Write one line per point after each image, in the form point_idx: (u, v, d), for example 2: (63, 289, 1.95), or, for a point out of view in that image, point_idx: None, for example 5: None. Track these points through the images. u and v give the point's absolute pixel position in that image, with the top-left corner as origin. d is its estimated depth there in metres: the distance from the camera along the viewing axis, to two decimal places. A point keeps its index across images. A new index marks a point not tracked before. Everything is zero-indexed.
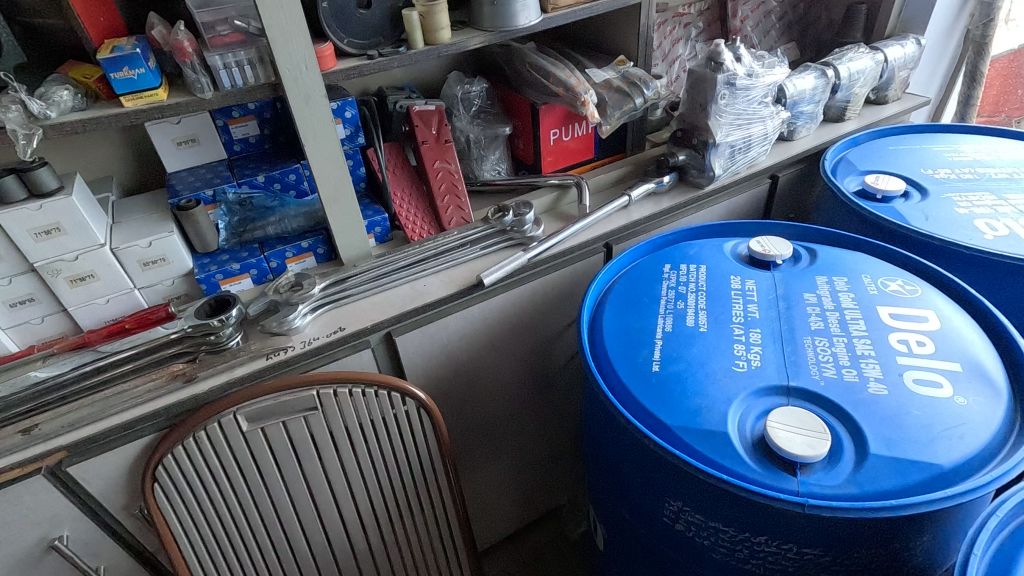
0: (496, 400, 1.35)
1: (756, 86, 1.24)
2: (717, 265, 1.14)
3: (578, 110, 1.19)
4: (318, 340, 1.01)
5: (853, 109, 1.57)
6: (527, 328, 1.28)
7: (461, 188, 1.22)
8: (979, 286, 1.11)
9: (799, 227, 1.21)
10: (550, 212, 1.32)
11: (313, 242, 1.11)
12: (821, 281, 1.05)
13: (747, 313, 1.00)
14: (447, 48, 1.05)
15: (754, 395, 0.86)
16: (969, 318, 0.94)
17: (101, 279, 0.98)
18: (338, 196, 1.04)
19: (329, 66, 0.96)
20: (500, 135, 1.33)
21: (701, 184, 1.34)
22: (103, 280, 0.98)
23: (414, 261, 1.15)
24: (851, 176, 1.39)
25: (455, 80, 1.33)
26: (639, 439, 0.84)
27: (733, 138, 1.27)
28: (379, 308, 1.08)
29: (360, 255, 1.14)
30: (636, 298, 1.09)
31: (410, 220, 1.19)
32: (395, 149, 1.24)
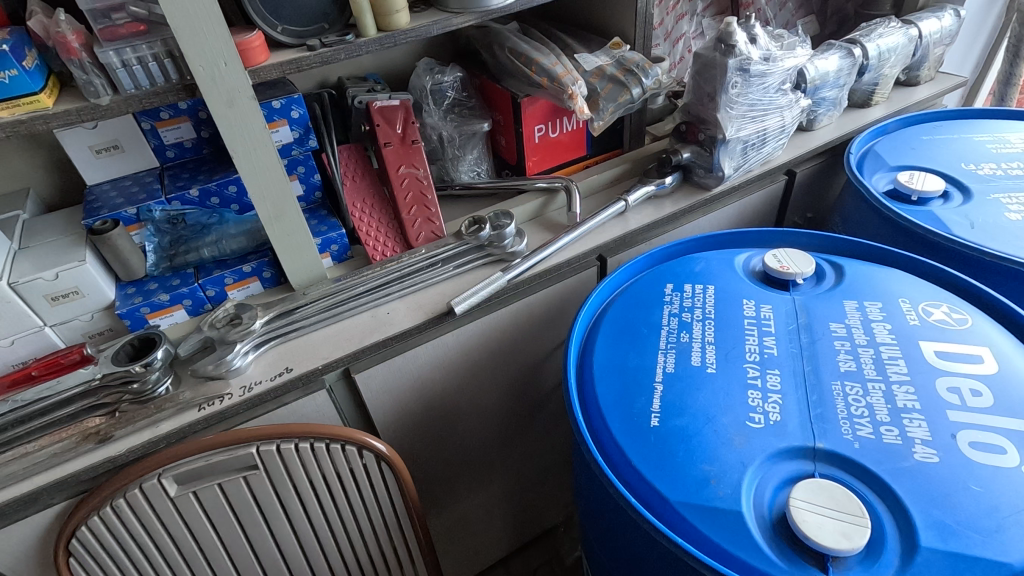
0: (477, 431, 1.21)
1: (773, 71, 1.06)
2: (728, 285, 0.98)
3: (565, 105, 1.02)
4: (260, 384, 0.87)
5: (880, 93, 1.39)
6: (510, 353, 1.13)
7: (430, 197, 1.04)
8: None
9: (821, 236, 1.05)
10: (535, 219, 1.16)
11: (257, 265, 0.96)
12: (851, 308, 0.89)
13: (763, 350, 0.85)
14: (406, 35, 0.87)
15: (774, 459, 0.71)
16: None
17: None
18: (281, 213, 0.88)
19: (260, 60, 0.79)
20: (478, 132, 1.16)
21: (708, 185, 1.17)
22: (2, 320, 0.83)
23: (375, 285, 0.98)
24: (880, 172, 1.21)
25: (425, 68, 1.15)
26: (635, 516, 0.70)
27: (746, 133, 1.10)
28: (334, 342, 0.93)
29: (313, 279, 0.98)
30: (632, 326, 0.93)
31: (370, 236, 1.03)
32: (356, 152, 1.07)
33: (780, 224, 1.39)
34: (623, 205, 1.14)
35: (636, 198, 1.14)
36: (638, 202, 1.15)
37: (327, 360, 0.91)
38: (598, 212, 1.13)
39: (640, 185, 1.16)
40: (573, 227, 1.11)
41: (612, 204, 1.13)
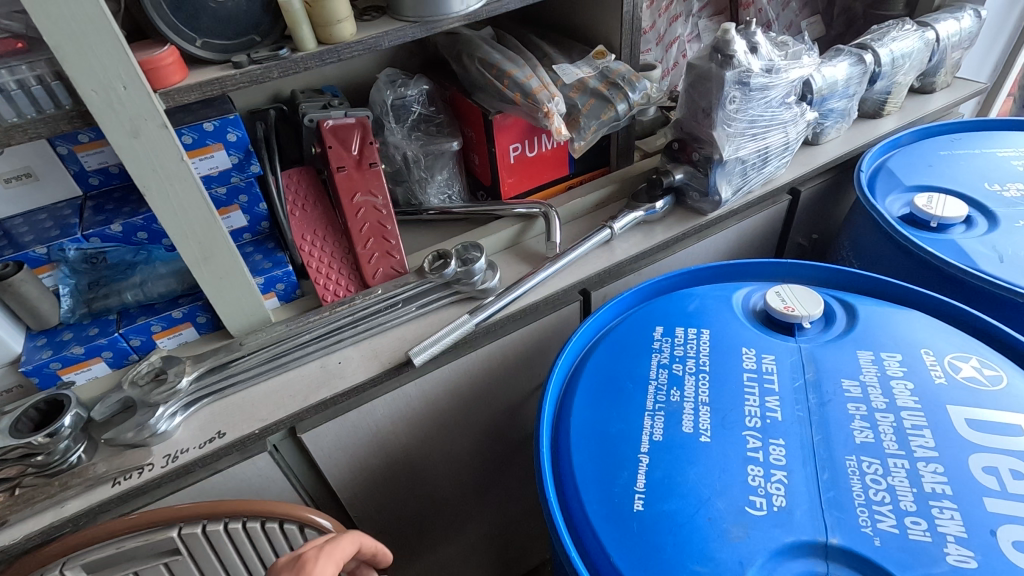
0: (449, 480, 1.10)
1: (776, 84, 0.94)
2: (725, 329, 0.86)
3: (540, 123, 0.90)
4: (188, 452, 0.76)
5: (893, 102, 1.27)
6: (483, 397, 1.02)
7: (390, 228, 0.93)
8: None
9: (828, 268, 0.95)
10: (511, 248, 1.04)
11: (189, 309, 0.84)
12: (865, 360, 0.78)
13: (766, 413, 0.74)
14: (352, 47, 0.75)
15: (778, 557, 0.61)
16: None
17: None
18: (210, 253, 0.77)
19: (176, 79, 0.67)
20: (447, 151, 1.04)
21: (703, 209, 1.06)
22: None
23: (324, 331, 0.87)
24: (894, 194, 1.10)
25: (386, 80, 1.02)
26: None
27: (745, 153, 0.99)
28: (276, 399, 0.82)
29: (255, 324, 0.87)
30: (616, 379, 0.82)
31: (321, 274, 0.91)
32: (307, 176, 0.95)
33: (783, 245, 1.28)
34: (608, 232, 1.02)
35: (623, 225, 1.02)
36: (625, 229, 1.03)
37: (265, 422, 0.79)
38: (580, 241, 1.01)
39: (628, 209, 1.04)
40: (550, 260, 0.99)
41: (597, 232, 1.01)
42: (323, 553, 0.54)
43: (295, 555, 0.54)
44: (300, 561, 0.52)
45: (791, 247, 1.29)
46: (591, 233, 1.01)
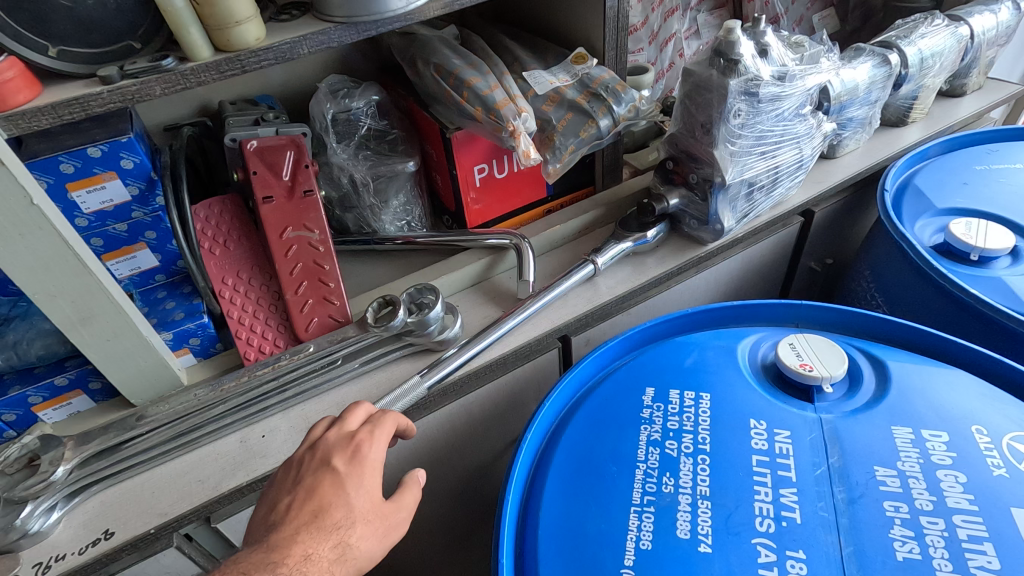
0: (409, 549, 0.95)
1: (789, 93, 0.79)
2: (730, 391, 0.72)
3: (504, 143, 0.76)
4: (66, 558, 0.61)
5: (918, 109, 1.11)
6: (445, 460, 0.87)
7: (328, 269, 0.78)
8: None
9: (848, 311, 0.81)
10: (479, 285, 0.89)
11: (79, 374, 0.69)
12: (903, 439, 0.63)
13: (781, 513, 0.59)
14: (259, 57, 0.60)
15: None
16: None
17: None
18: (90, 313, 0.62)
19: (15, 101, 0.51)
20: (402, 173, 0.89)
21: (703, 239, 0.91)
22: None
23: (241, 399, 0.71)
24: (924, 218, 0.95)
25: (328, 90, 0.88)
26: None
27: (753, 173, 0.84)
28: (183, 485, 0.67)
29: (161, 390, 0.72)
30: (598, 460, 0.67)
31: (242, 327, 0.75)
32: (231, 206, 0.80)
33: (793, 271, 1.13)
34: (591, 268, 0.86)
35: (609, 258, 0.87)
36: (611, 263, 0.88)
37: (165, 518, 0.64)
38: (559, 279, 0.85)
39: (614, 239, 0.89)
40: (521, 303, 0.84)
41: (578, 268, 0.86)
42: (373, 432, 0.60)
43: (349, 432, 0.61)
44: (352, 436, 0.60)
45: (802, 273, 1.14)
46: (571, 269, 0.86)
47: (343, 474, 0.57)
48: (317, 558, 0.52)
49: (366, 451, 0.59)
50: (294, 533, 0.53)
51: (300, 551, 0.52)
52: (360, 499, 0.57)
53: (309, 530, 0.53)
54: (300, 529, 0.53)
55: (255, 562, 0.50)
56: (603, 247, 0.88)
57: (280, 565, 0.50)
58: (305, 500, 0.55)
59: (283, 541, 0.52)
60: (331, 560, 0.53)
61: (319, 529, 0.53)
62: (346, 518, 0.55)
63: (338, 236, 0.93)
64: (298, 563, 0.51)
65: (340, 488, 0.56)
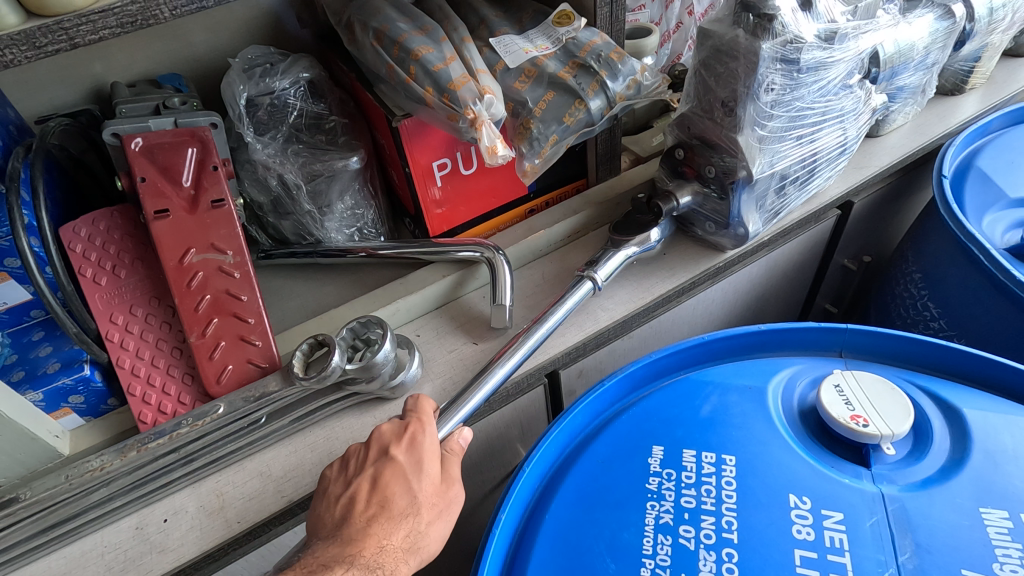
0: None
1: (837, 58, 0.61)
2: (762, 455, 0.55)
3: (465, 135, 0.58)
4: None
5: (979, 72, 0.92)
6: None
7: (246, 301, 0.61)
8: None
9: (910, 338, 0.64)
10: (446, 307, 0.73)
11: None
12: (997, 529, 0.48)
13: None
14: (92, 23, 0.41)
15: None
16: None
17: None
18: None
19: None
20: (344, 171, 0.72)
21: (722, 244, 0.73)
22: None
23: (131, 479, 0.55)
24: (992, 212, 0.77)
25: (244, 68, 0.71)
26: None
27: (787, 163, 0.66)
28: None
29: (30, 466, 0.56)
30: (592, 553, 0.52)
31: (135, 380, 0.59)
32: (122, 220, 0.64)
33: (824, 271, 0.95)
34: (592, 286, 0.68)
35: (610, 271, 0.69)
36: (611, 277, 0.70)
37: None
38: (551, 308, 0.65)
39: (612, 246, 0.71)
40: (504, 347, 0.63)
41: (574, 288, 0.67)
42: (425, 417, 0.55)
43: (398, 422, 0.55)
44: (405, 424, 0.54)
45: (834, 271, 0.97)
46: (565, 289, 0.67)
47: (407, 462, 0.52)
48: (392, 548, 0.48)
49: (423, 437, 0.53)
50: (368, 524, 0.49)
51: (375, 542, 0.48)
52: (427, 487, 0.51)
53: (382, 521, 0.49)
54: (371, 522, 0.49)
55: (334, 557, 0.47)
56: (599, 257, 0.69)
57: (357, 557, 0.47)
58: (371, 491, 0.50)
59: (358, 534, 0.48)
60: (404, 550, 0.49)
61: (391, 519, 0.49)
62: (413, 505, 0.50)
63: (275, 247, 0.76)
64: (374, 554, 0.48)
65: (406, 478, 0.51)
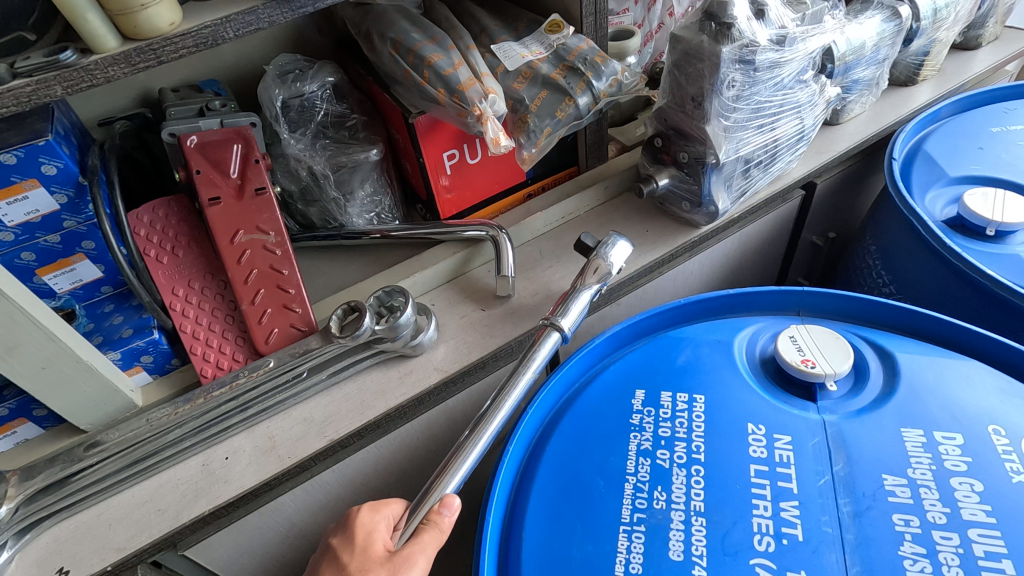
0: None
1: (789, 59, 0.71)
2: (726, 393, 0.66)
3: (472, 129, 0.68)
4: None
5: (930, 65, 1.03)
6: (427, 467, 0.82)
7: (287, 274, 0.71)
8: None
9: (856, 297, 0.74)
10: (455, 280, 0.83)
11: (19, 404, 0.63)
12: (913, 443, 0.58)
13: (782, 530, 0.54)
14: (175, 44, 0.52)
15: None
16: None
17: None
18: (16, 342, 0.56)
19: None
20: (366, 162, 0.82)
21: (696, 221, 0.84)
22: None
23: (199, 421, 0.66)
24: (934, 189, 0.87)
25: (278, 73, 0.81)
26: None
27: (750, 149, 0.76)
28: (139, 518, 0.62)
29: (111, 416, 0.67)
30: (585, 474, 0.63)
31: (198, 341, 0.70)
32: (178, 208, 0.74)
33: (794, 247, 1.06)
34: (560, 336, 0.67)
35: (575, 317, 0.67)
36: (580, 321, 0.68)
37: (123, 554, 0.60)
38: (520, 370, 0.64)
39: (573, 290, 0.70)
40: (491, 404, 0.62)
41: (541, 341, 0.66)
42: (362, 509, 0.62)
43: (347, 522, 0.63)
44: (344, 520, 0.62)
45: (804, 247, 1.07)
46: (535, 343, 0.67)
47: (339, 547, 0.59)
48: None
49: (357, 520, 0.61)
50: None
51: None
52: (356, 559, 0.57)
53: None
54: None
55: None
56: (563, 303, 0.68)
57: None
58: None
59: None
60: None
61: None
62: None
63: (303, 231, 0.86)
64: None
65: (338, 557, 0.58)
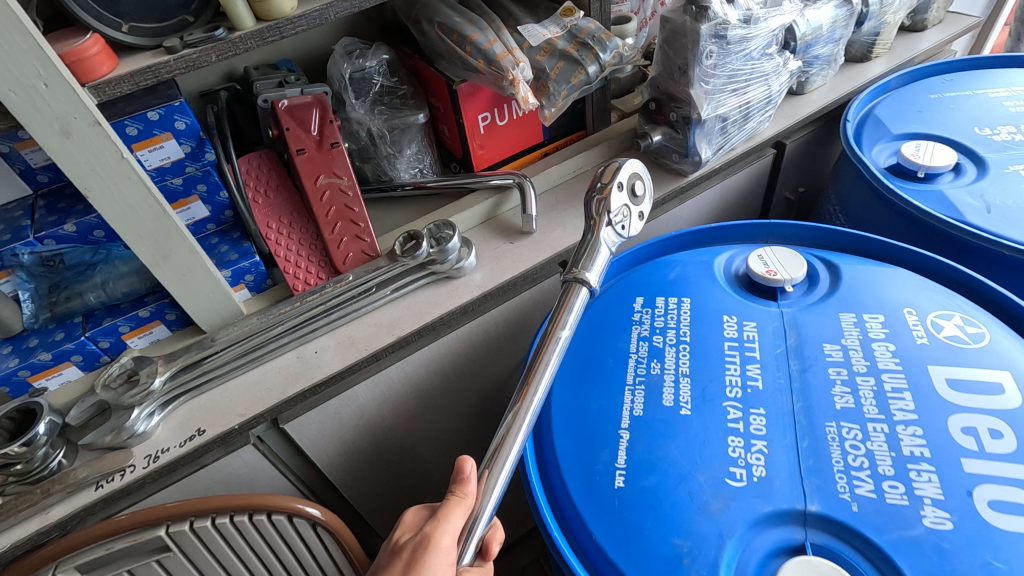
0: (442, 459, 1.10)
1: (755, 35, 0.90)
2: (706, 296, 0.85)
3: (506, 92, 0.86)
4: (169, 451, 0.76)
5: (882, 43, 1.21)
6: (466, 374, 1.00)
7: (358, 211, 0.90)
8: None
9: (812, 226, 0.93)
10: (487, 222, 1.01)
11: (157, 308, 0.83)
12: (847, 322, 0.77)
13: (747, 382, 0.73)
14: (294, 23, 0.70)
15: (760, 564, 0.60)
16: None
17: None
18: (168, 252, 0.74)
19: (102, 70, 0.62)
20: (414, 124, 1.00)
21: (684, 171, 1.02)
22: None
23: (296, 321, 0.85)
24: (880, 144, 1.06)
25: (343, 52, 0.99)
26: None
27: (726, 109, 0.95)
28: (253, 394, 0.80)
29: (226, 320, 0.85)
30: (598, 356, 0.81)
31: (290, 262, 0.88)
32: (268, 160, 0.92)
33: (769, 201, 1.24)
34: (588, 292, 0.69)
35: (598, 270, 0.69)
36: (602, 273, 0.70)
37: (245, 417, 0.78)
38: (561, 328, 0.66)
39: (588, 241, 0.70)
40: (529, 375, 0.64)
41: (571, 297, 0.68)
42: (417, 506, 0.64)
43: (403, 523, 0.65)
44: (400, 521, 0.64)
45: (778, 202, 1.26)
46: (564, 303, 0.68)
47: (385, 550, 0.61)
48: None
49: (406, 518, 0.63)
50: None
51: None
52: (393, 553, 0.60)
53: None
54: None
55: None
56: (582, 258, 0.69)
57: None
58: None
59: None
60: None
61: None
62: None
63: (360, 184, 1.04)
64: None
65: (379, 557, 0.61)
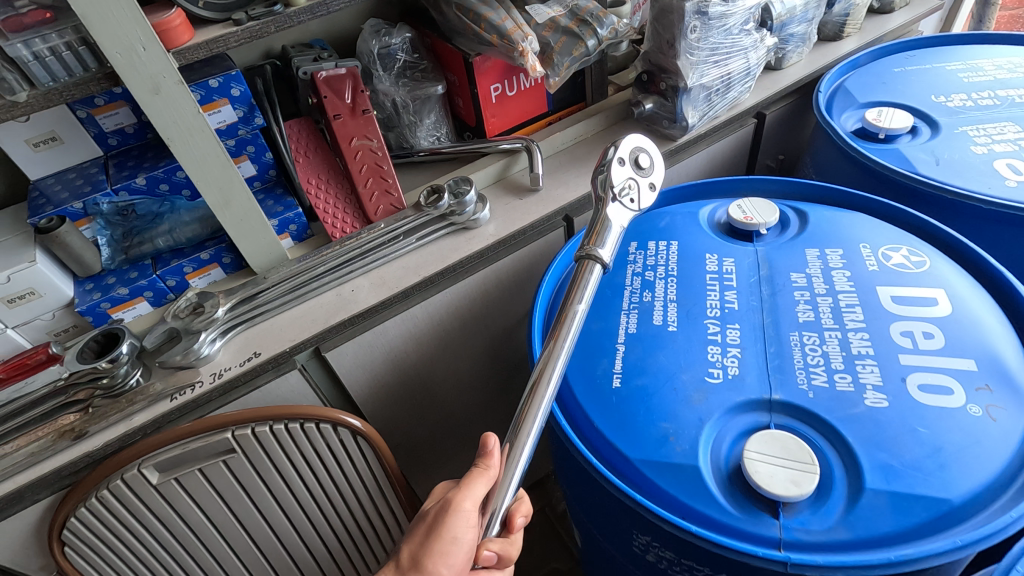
0: (459, 398, 1.23)
1: (733, 12, 1.02)
2: (691, 239, 0.97)
3: (517, 62, 0.99)
4: (230, 370, 0.88)
5: (852, 23, 1.34)
6: (481, 317, 1.12)
7: (387, 169, 1.03)
8: (983, 242, 0.97)
9: (784, 181, 1.06)
10: (498, 182, 1.14)
11: (216, 251, 0.96)
12: (811, 256, 0.90)
13: (724, 304, 0.86)
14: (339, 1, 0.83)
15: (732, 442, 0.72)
16: (976, 285, 0.82)
17: (42, 295, 0.87)
18: (230, 198, 0.87)
19: (183, 39, 0.74)
20: (433, 95, 1.13)
21: (673, 135, 1.14)
22: (44, 296, 0.87)
23: (336, 261, 0.98)
24: (848, 111, 1.18)
25: (371, 31, 1.11)
26: (586, 469, 0.75)
27: (710, 78, 1.07)
28: (299, 324, 0.93)
29: (273, 262, 0.98)
30: (597, 288, 0.93)
31: (328, 213, 1.02)
32: (308, 127, 1.06)
33: (753, 168, 1.37)
34: (601, 268, 0.72)
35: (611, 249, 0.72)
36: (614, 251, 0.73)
37: (294, 342, 0.91)
38: (576, 305, 0.68)
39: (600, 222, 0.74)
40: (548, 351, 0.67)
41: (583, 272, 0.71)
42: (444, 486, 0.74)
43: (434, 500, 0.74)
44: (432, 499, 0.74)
45: (761, 169, 1.38)
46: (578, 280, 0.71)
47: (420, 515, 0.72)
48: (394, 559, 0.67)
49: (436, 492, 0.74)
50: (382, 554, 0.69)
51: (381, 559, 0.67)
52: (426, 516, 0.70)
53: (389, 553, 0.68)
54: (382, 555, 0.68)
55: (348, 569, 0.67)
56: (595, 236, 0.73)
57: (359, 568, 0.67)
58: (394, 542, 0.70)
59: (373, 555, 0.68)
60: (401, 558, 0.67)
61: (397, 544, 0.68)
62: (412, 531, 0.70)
63: None
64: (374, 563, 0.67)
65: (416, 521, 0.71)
